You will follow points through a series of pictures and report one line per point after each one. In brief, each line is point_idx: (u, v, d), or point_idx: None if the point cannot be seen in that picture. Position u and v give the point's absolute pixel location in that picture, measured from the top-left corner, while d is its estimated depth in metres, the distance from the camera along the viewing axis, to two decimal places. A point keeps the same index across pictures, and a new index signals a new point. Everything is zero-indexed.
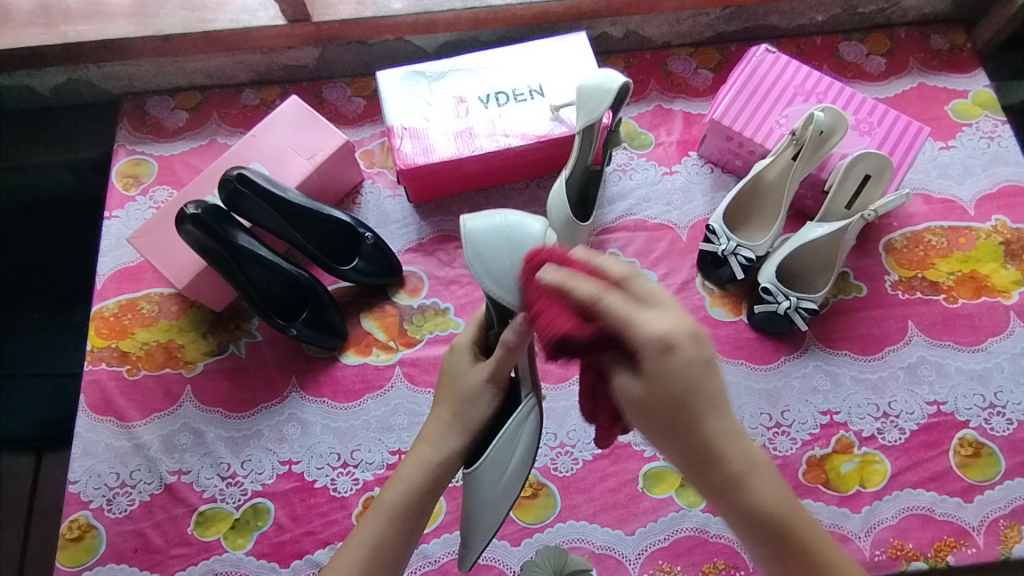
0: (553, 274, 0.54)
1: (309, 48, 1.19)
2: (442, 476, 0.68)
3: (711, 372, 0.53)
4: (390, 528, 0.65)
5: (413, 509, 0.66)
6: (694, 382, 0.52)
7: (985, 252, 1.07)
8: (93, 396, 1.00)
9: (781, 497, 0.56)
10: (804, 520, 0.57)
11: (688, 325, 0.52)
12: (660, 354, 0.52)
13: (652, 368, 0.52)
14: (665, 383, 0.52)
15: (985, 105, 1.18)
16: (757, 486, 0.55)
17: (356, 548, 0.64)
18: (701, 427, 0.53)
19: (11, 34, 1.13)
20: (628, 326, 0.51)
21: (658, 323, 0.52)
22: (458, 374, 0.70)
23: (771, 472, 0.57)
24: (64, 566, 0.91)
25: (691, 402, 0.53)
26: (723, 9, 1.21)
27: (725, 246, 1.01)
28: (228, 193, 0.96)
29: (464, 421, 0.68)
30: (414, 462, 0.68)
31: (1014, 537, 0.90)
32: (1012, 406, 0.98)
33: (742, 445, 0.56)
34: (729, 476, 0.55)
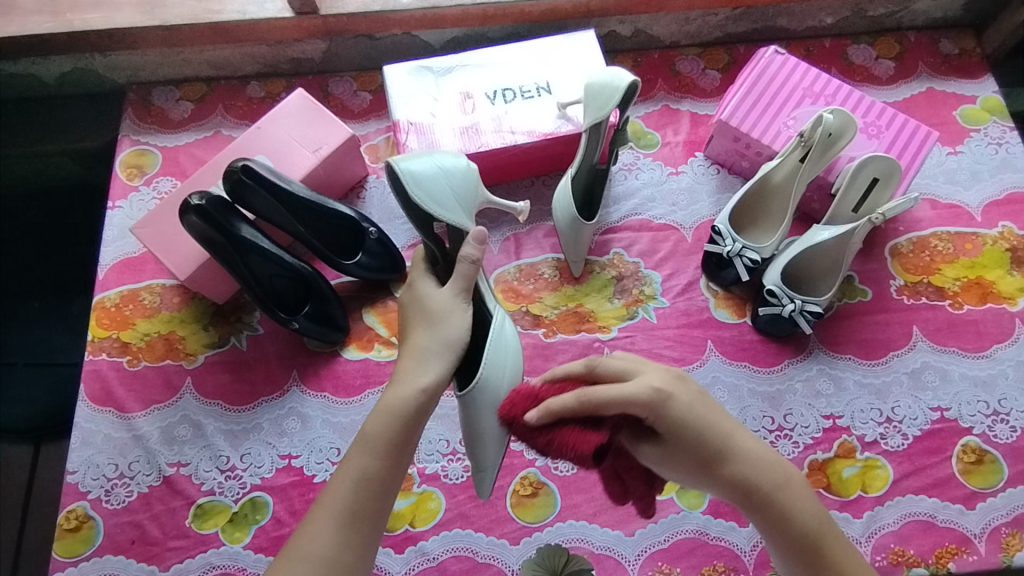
0: (539, 410, 0.65)
1: (316, 41, 1.19)
2: (429, 399, 0.70)
3: (711, 409, 0.67)
4: (375, 459, 0.66)
5: (399, 439, 0.67)
6: (704, 420, 0.65)
7: (991, 258, 1.07)
8: (92, 386, 1.00)
9: (814, 512, 0.66)
10: (834, 531, 0.66)
11: (669, 374, 0.67)
12: (659, 411, 0.64)
13: (664, 422, 0.65)
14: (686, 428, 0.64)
15: (993, 111, 1.17)
16: (793, 505, 0.65)
17: (343, 482, 0.65)
18: (728, 458, 0.65)
19: (16, 22, 1.13)
20: (623, 399, 0.63)
21: (647, 385, 0.64)
22: (428, 298, 0.76)
23: (803, 487, 0.67)
24: (60, 556, 0.91)
25: (711, 435, 0.65)
26: (732, 9, 1.21)
27: (731, 247, 1.00)
28: (231, 183, 0.96)
29: (446, 347, 0.73)
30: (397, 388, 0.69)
31: (1016, 545, 0.90)
32: (1015, 414, 0.97)
33: (770, 466, 0.66)
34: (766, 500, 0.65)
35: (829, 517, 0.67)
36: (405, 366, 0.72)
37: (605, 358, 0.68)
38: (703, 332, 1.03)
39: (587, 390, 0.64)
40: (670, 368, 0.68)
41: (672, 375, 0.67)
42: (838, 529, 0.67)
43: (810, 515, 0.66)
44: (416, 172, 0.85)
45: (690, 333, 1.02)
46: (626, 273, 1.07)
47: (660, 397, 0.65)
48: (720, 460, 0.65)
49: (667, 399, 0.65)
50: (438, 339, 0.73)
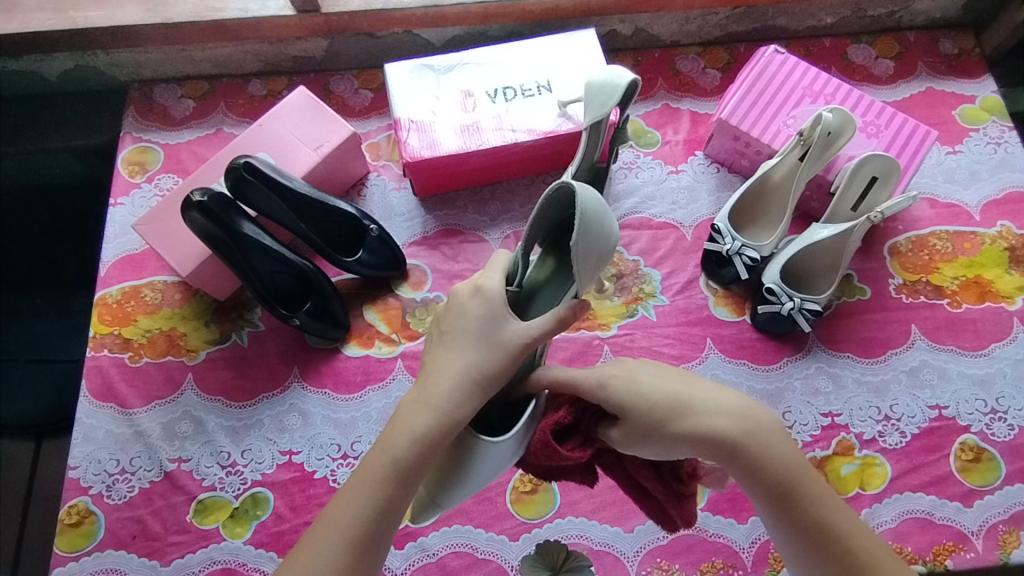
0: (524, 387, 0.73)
1: (318, 39, 1.19)
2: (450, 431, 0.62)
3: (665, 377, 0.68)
4: (389, 488, 0.60)
5: (413, 468, 0.61)
6: (654, 386, 0.67)
7: (989, 257, 1.07)
8: (94, 382, 1.01)
9: (789, 455, 0.65)
10: (808, 472, 0.66)
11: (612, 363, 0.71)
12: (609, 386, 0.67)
13: (618, 394, 0.66)
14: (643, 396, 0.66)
15: (992, 110, 1.18)
16: (767, 449, 0.64)
17: (357, 503, 0.60)
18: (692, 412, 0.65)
19: (18, 19, 1.13)
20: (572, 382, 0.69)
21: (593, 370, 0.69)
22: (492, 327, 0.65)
23: (776, 431, 0.66)
24: (62, 551, 0.91)
25: (670, 397, 0.66)
26: (732, 9, 1.21)
27: (731, 245, 1.00)
28: (234, 180, 0.96)
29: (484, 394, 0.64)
30: (419, 409, 0.62)
31: (1013, 542, 0.90)
32: (1013, 412, 0.98)
33: (739, 414, 0.65)
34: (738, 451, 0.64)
35: (803, 459, 0.66)
36: (439, 386, 0.63)
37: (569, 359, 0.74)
38: (702, 330, 1.03)
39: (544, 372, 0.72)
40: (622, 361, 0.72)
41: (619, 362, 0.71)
42: (812, 468, 0.66)
43: (783, 461, 0.64)
44: (590, 209, 0.66)
45: (689, 331, 1.03)
46: (626, 271, 1.07)
47: (603, 376, 0.68)
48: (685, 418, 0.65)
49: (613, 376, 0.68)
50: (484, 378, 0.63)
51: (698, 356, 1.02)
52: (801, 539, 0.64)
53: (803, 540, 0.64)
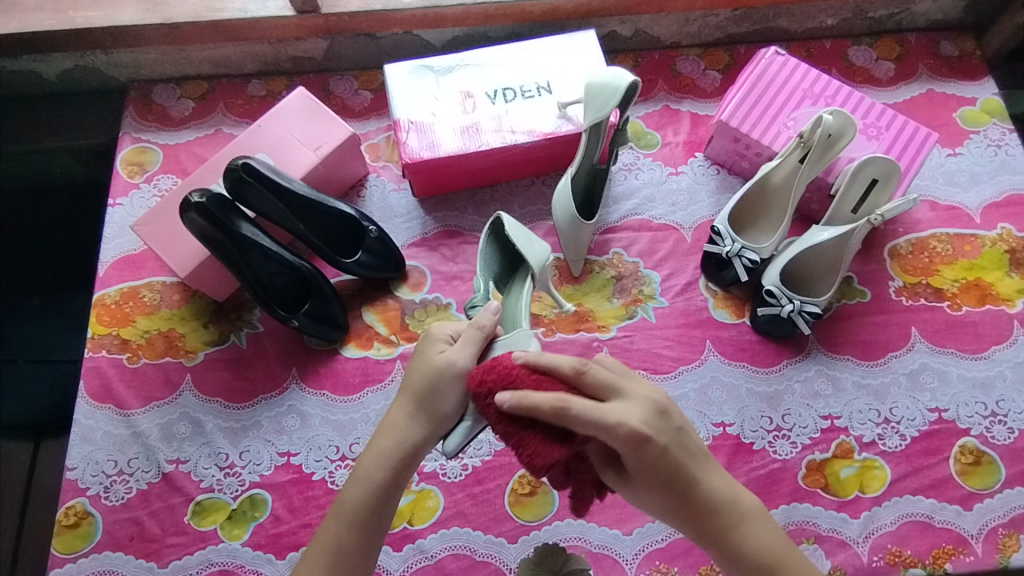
0: (510, 398, 0.62)
1: (317, 40, 1.19)
2: (402, 474, 0.70)
3: (685, 449, 0.67)
4: (350, 533, 0.68)
5: (374, 510, 0.69)
6: (673, 461, 0.66)
7: (990, 260, 1.07)
8: (92, 382, 1.00)
9: (774, 538, 0.68)
10: (793, 553, 0.68)
11: (650, 408, 0.66)
12: (639, 449, 0.64)
13: (638, 455, 0.64)
14: (659, 464, 0.65)
15: (993, 113, 1.18)
16: (751, 532, 0.68)
17: (320, 553, 0.68)
18: (695, 487, 0.67)
19: (18, 19, 1.13)
20: (603, 425, 0.62)
21: (627, 421, 0.63)
22: (428, 355, 0.72)
23: (761, 517, 0.69)
24: (59, 552, 0.91)
25: (681, 473, 0.66)
26: (733, 10, 1.21)
27: (730, 247, 1.00)
28: (232, 181, 0.96)
29: (441, 420, 0.70)
30: (377, 456, 0.70)
31: (1013, 546, 0.90)
32: (1013, 415, 0.97)
33: (729, 501, 0.68)
34: (721, 524, 0.68)
35: (789, 540, 0.69)
36: (389, 436, 0.71)
37: (592, 366, 0.66)
38: (702, 332, 1.03)
39: (569, 402, 0.61)
40: (653, 399, 0.67)
41: (652, 408, 0.66)
42: (796, 549, 0.69)
43: (765, 545, 0.68)
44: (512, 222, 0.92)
45: (689, 333, 1.03)
46: (625, 273, 1.07)
47: (642, 436, 0.63)
48: (686, 489, 0.67)
49: (647, 440, 0.64)
50: (434, 405, 0.70)
51: (697, 358, 1.01)
52: None
53: None
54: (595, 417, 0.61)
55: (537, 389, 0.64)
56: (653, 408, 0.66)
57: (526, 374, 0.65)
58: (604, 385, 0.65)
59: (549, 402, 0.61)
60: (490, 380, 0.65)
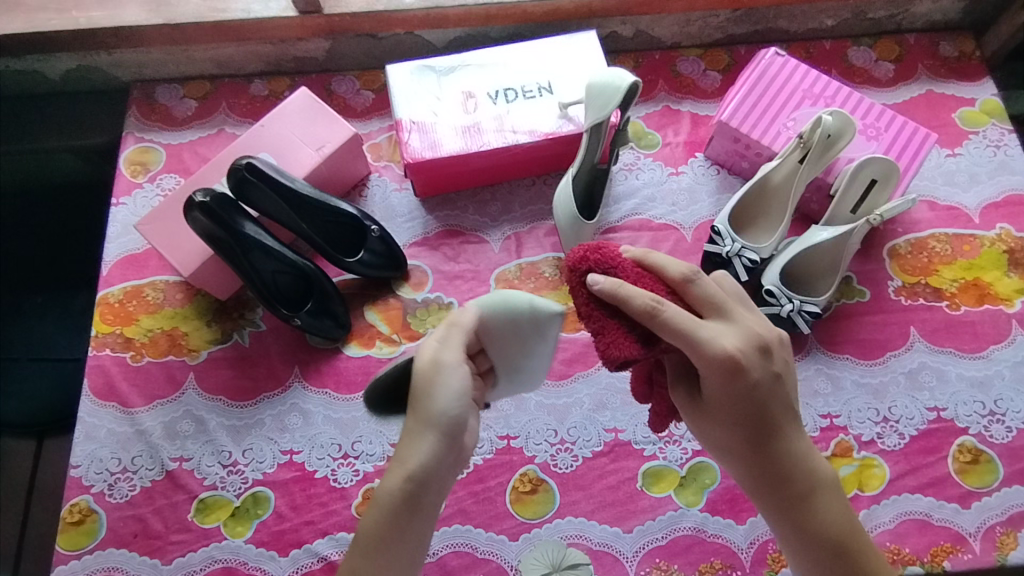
0: (605, 282, 0.66)
1: (320, 40, 1.20)
2: (412, 496, 0.66)
3: (777, 391, 0.69)
4: (363, 559, 0.66)
5: (386, 534, 0.66)
6: (767, 403, 0.69)
7: (989, 260, 1.08)
8: (96, 381, 1.01)
9: (844, 511, 0.71)
10: (860, 531, 0.71)
11: (753, 344, 0.68)
12: (731, 377, 0.66)
13: (724, 381, 0.67)
14: (745, 397, 0.68)
15: (992, 113, 1.18)
16: (818, 496, 0.71)
17: None
18: (774, 434, 0.70)
19: (22, 19, 1.14)
20: (691, 337, 0.64)
21: (722, 343, 0.66)
22: (415, 369, 0.70)
23: (837, 492, 0.72)
24: (64, 549, 0.92)
25: (770, 418, 0.69)
26: (733, 11, 1.22)
27: (730, 247, 1.01)
28: (236, 181, 0.97)
29: (442, 421, 0.67)
30: (386, 479, 0.67)
31: (1010, 544, 0.90)
32: (1011, 414, 0.98)
33: (809, 470, 0.71)
34: (793, 480, 0.70)
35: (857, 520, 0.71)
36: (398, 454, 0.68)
37: (702, 278, 0.68)
38: None
39: (663, 305, 0.64)
40: (755, 335, 0.68)
41: (753, 342, 0.68)
42: (862, 530, 0.71)
43: (834, 519, 0.70)
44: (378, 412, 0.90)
45: None
46: None
47: (737, 362, 0.66)
48: (765, 437, 0.70)
49: (740, 368, 0.66)
50: (429, 409, 0.67)
51: None
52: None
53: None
54: (683, 323, 0.64)
55: (637, 281, 0.69)
56: (754, 341, 0.68)
57: (630, 267, 0.69)
58: (710, 301, 0.68)
59: (644, 300, 0.64)
60: (593, 258, 0.69)
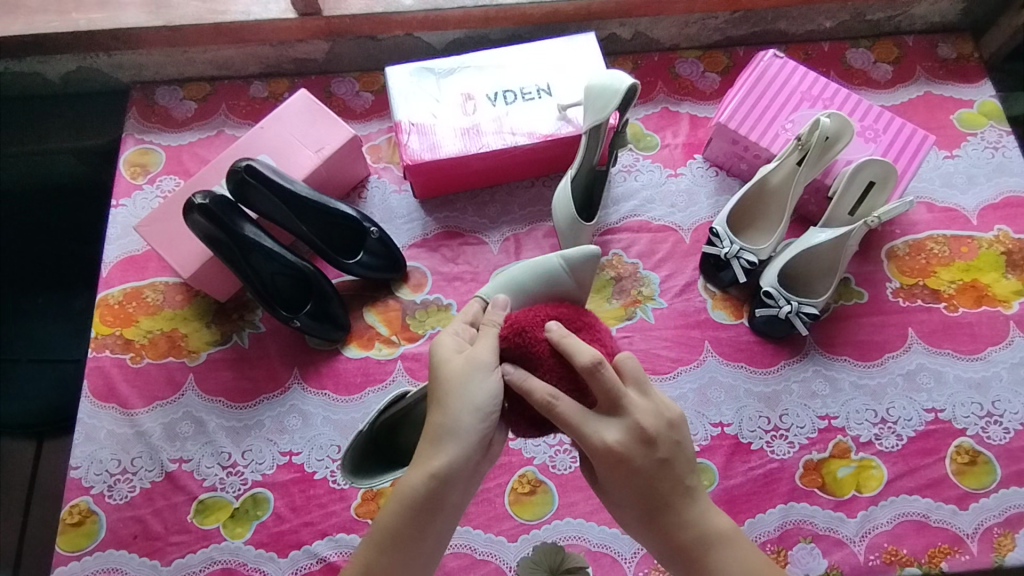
0: (510, 374, 0.67)
1: (319, 42, 1.20)
2: (436, 500, 0.64)
3: (669, 473, 0.66)
4: (382, 555, 0.65)
5: (406, 534, 0.65)
6: (654, 483, 0.65)
7: (987, 261, 1.08)
8: (96, 382, 1.01)
9: (747, 560, 0.67)
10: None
11: (638, 431, 0.64)
12: (613, 465, 0.64)
13: (611, 469, 0.65)
14: (633, 482, 0.65)
15: (991, 115, 1.18)
16: (722, 561, 0.66)
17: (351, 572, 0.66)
18: (670, 510, 0.66)
19: (22, 21, 1.14)
20: (578, 431, 0.64)
21: (602, 436, 0.64)
22: (443, 364, 0.68)
23: (744, 546, 0.68)
24: (64, 550, 0.92)
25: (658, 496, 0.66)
26: (732, 13, 1.22)
27: (728, 249, 1.01)
28: (235, 182, 0.97)
29: (474, 423, 0.65)
30: (410, 477, 0.66)
31: (1008, 545, 0.91)
32: (1009, 415, 0.98)
33: (715, 532, 0.67)
34: (692, 555, 0.66)
35: (771, 572, 0.67)
36: (423, 450, 0.66)
37: (607, 366, 0.64)
38: (700, 333, 1.04)
39: (557, 400, 0.65)
40: (645, 421, 0.64)
41: (637, 432, 0.64)
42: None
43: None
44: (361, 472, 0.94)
45: (687, 334, 1.04)
46: (625, 274, 1.08)
47: (618, 450, 0.64)
48: (656, 513, 0.66)
49: (620, 459, 0.64)
50: (460, 408, 0.65)
51: (696, 359, 1.02)
52: None
53: None
54: (572, 419, 0.65)
55: (546, 366, 0.68)
56: (639, 431, 0.64)
57: (543, 348, 0.68)
58: (608, 392, 0.64)
59: (538, 392, 0.65)
60: (510, 337, 0.70)
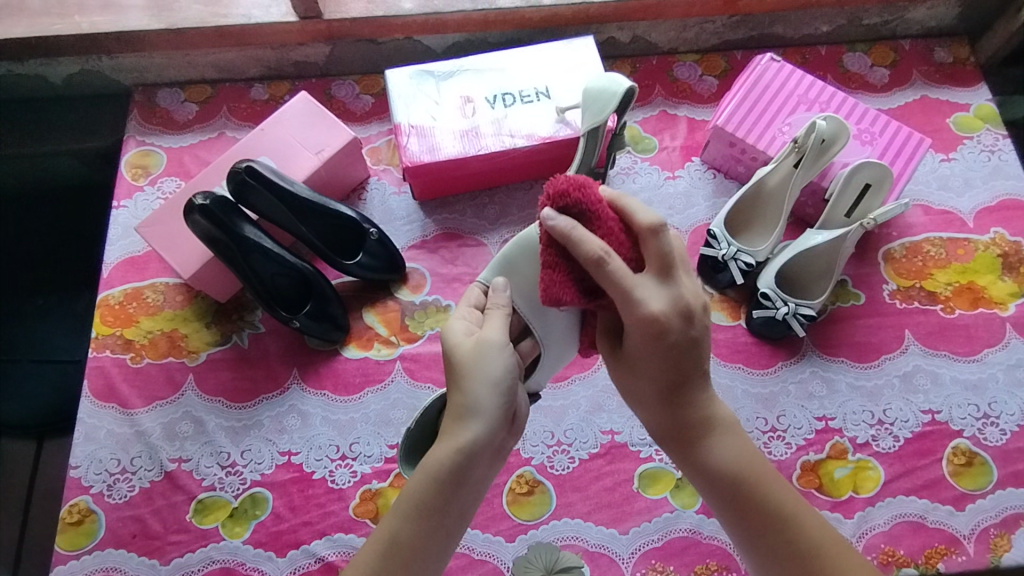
0: (561, 222, 0.63)
1: (320, 45, 1.21)
2: (467, 469, 0.65)
3: (697, 352, 0.66)
4: (410, 524, 0.64)
5: (436, 506, 0.64)
6: (679, 358, 0.66)
7: (983, 264, 1.08)
8: (96, 382, 1.02)
9: (748, 453, 0.69)
10: (766, 474, 0.68)
11: (680, 304, 0.64)
12: (651, 333, 0.64)
13: (644, 339, 0.65)
14: (660, 353, 0.65)
15: (986, 118, 1.19)
16: (721, 445, 0.69)
17: (375, 542, 0.64)
18: (687, 385, 0.68)
19: (25, 23, 1.15)
20: (626, 295, 0.62)
21: (651, 305, 0.63)
22: (456, 349, 0.69)
23: (746, 440, 0.70)
24: (63, 549, 0.92)
25: (678, 371, 0.67)
26: (729, 17, 1.23)
27: (726, 250, 1.02)
28: (235, 184, 0.98)
29: (489, 396, 0.66)
30: (438, 453, 0.65)
31: (1004, 546, 0.91)
32: (1006, 416, 0.99)
33: (717, 417, 0.70)
34: (692, 429, 0.69)
35: (767, 465, 0.69)
36: (448, 427, 0.67)
37: (669, 233, 0.64)
38: None
39: (611, 257, 0.62)
40: (688, 300, 0.64)
41: (680, 306, 0.64)
42: (777, 476, 0.69)
43: (735, 460, 0.69)
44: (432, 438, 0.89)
45: None
46: None
47: (659, 318, 0.63)
48: (672, 386, 0.68)
49: (660, 330, 0.63)
50: (474, 383, 0.67)
51: None
52: (733, 523, 0.68)
53: (736, 530, 0.68)
54: (626, 281, 0.62)
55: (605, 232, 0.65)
56: (682, 306, 0.64)
57: (604, 213, 0.66)
58: (664, 257, 0.64)
59: (595, 248, 0.62)
60: (574, 197, 0.65)
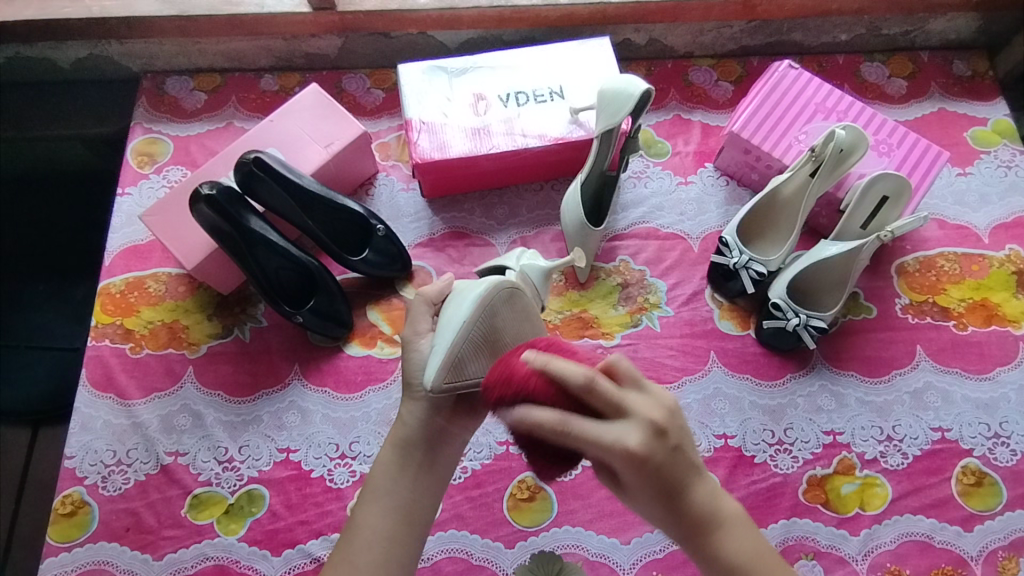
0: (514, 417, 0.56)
1: (332, 37, 1.19)
2: (410, 449, 0.70)
3: (681, 460, 0.59)
4: (368, 507, 0.69)
5: (391, 484, 0.69)
6: (669, 477, 0.59)
7: (998, 280, 1.07)
8: (94, 371, 1.00)
9: (761, 547, 0.63)
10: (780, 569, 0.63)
11: (650, 427, 0.57)
12: (635, 469, 0.56)
13: (630, 473, 0.57)
14: (653, 481, 0.58)
15: (1004, 133, 1.18)
16: (737, 546, 0.62)
17: (342, 532, 0.68)
18: (686, 497, 0.60)
19: (35, 6, 1.14)
20: (597, 444, 0.55)
21: (625, 442, 0.55)
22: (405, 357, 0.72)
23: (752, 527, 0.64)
24: (54, 541, 0.91)
25: (674, 485, 0.59)
26: (748, 22, 1.21)
27: (737, 259, 1.00)
28: (242, 175, 0.96)
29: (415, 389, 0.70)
30: (388, 442, 0.72)
31: (1012, 569, 0.89)
32: (1016, 437, 0.97)
33: (725, 514, 0.63)
34: (700, 535, 0.62)
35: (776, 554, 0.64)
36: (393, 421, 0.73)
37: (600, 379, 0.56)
38: (706, 343, 1.03)
39: (569, 419, 0.55)
40: (653, 417, 0.57)
41: (651, 428, 0.57)
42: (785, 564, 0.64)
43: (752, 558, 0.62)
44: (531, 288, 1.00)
45: (693, 344, 1.02)
46: (631, 280, 1.07)
47: (643, 453, 0.56)
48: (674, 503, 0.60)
49: (643, 462, 0.56)
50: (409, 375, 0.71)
51: (700, 369, 1.01)
52: None
53: None
54: (592, 433, 0.55)
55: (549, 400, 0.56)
56: (653, 426, 0.57)
57: (543, 385, 0.56)
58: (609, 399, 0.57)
59: (548, 421, 0.55)
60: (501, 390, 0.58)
